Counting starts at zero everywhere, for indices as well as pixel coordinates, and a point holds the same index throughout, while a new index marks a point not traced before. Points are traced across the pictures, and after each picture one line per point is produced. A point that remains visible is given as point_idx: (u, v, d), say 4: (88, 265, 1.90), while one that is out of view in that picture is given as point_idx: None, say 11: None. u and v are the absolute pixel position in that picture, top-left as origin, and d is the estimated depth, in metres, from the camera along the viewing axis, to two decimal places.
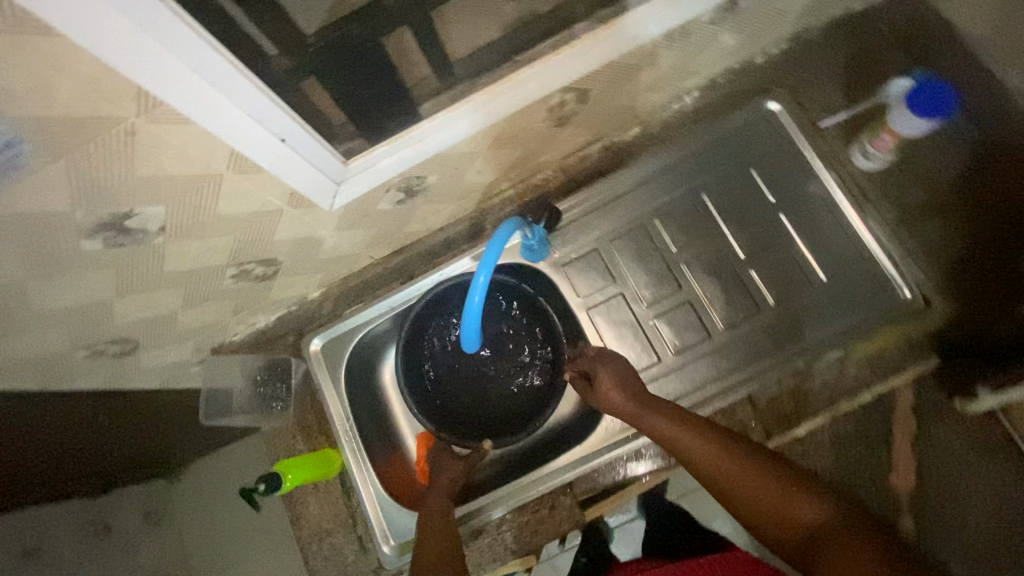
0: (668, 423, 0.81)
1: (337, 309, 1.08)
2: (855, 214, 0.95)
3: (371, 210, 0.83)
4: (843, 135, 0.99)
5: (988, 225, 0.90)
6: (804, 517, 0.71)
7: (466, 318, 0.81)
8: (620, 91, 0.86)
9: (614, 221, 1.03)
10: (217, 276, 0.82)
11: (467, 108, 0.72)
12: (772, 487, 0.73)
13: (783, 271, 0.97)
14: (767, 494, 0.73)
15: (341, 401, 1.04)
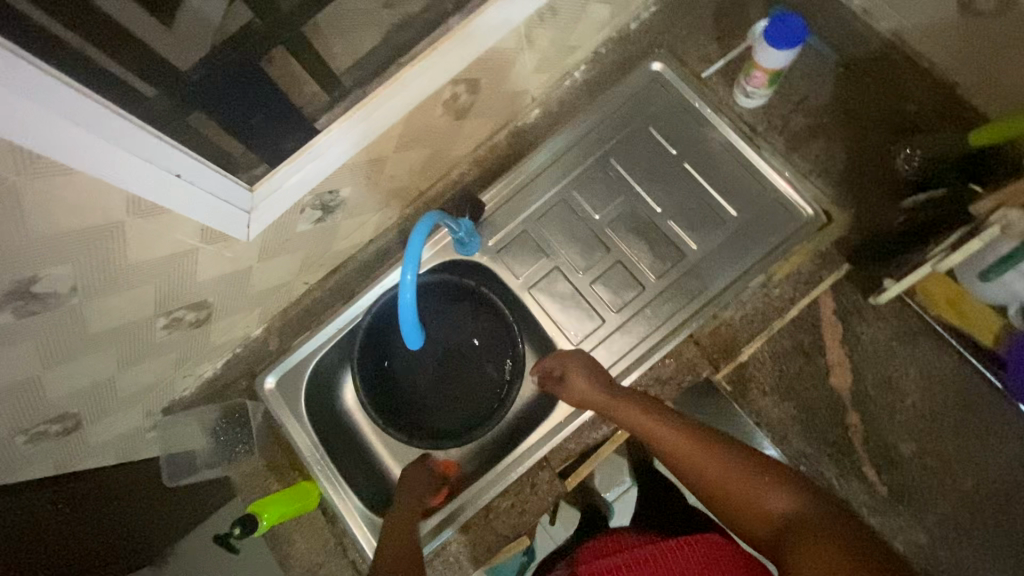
0: (643, 415, 0.84)
1: (284, 342, 1.07)
2: (749, 150, 1.03)
3: (292, 233, 0.85)
4: (724, 81, 1.07)
5: (861, 136, 1.00)
6: (776, 508, 0.70)
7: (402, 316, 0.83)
8: (509, 75, 0.90)
9: (535, 200, 1.07)
10: (148, 330, 0.81)
11: (360, 114, 0.75)
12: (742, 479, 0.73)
13: (698, 214, 1.03)
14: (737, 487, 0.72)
15: (307, 431, 1.04)
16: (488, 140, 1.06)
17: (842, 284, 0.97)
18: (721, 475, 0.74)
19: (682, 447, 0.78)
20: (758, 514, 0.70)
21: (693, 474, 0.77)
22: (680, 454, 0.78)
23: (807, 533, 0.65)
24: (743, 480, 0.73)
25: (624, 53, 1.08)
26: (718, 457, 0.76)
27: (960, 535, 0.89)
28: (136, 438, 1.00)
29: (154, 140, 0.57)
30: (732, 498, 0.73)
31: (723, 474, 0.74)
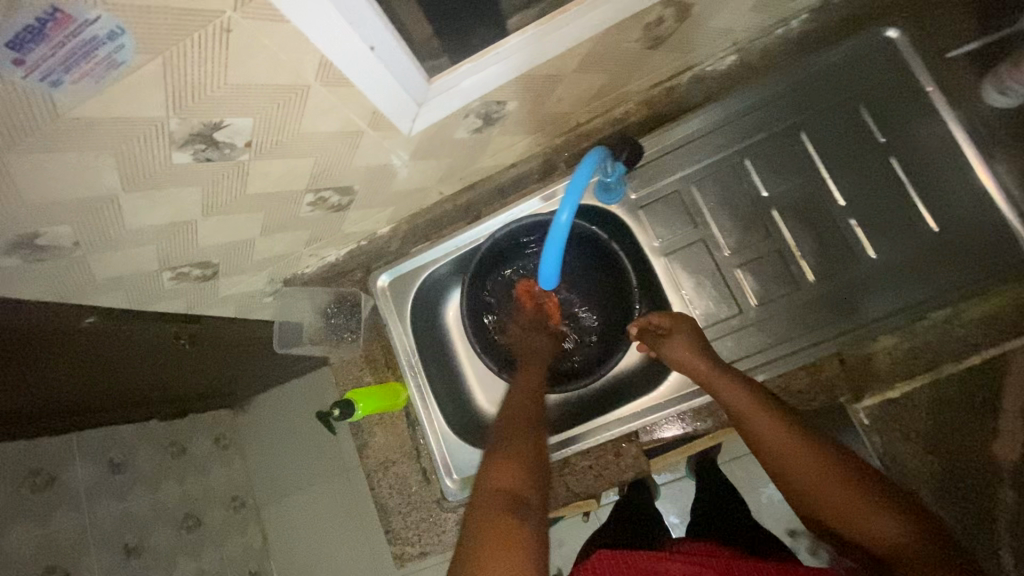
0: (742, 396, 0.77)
1: (405, 246, 1.07)
2: (980, 159, 0.85)
3: (447, 139, 0.80)
4: (975, 67, 0.87)
5: None
6: (880, 530, 0.65)
7: (550, 242, 0.77)
8: (723, 9, 0.77)
9: (699, 161, 0.96)
10: (295, 203, 0.82)
11: (561, 20, 0.67)
12: (844, 487, 0.68)
13: (888, 220, 0.88)
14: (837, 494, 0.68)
15: (408, 337, 1.06)
16: (667, 82, 0.94)
17: None
18: (831, 489, 0.68)
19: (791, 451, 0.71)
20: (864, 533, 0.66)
21: (796, 479, 0.71)
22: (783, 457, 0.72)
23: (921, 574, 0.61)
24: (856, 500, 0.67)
25: (856, 10, 0.90)
26: (830, 467, 0.69)
27: None
28: (256, 300, 1.06)
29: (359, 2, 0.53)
30: (838, 514, 0.68)
31: (833, 488, 0.68)
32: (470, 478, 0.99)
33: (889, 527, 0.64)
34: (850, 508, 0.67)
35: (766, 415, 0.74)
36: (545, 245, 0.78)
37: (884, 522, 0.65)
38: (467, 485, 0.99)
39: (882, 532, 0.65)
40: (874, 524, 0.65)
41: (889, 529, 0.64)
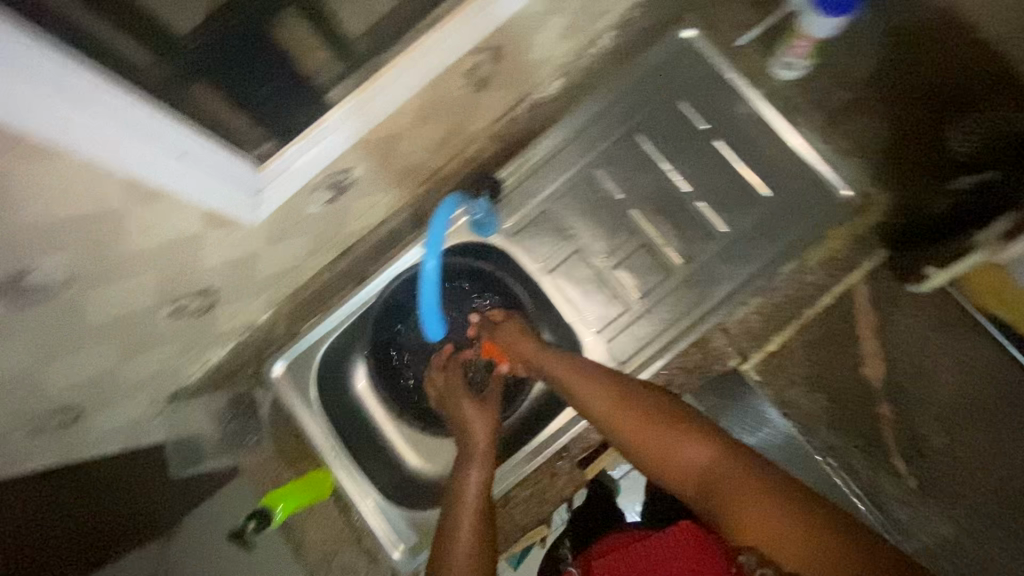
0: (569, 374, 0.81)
1: (293, 327, 1.03)
2: (787, 126, 0.97)
3: (301, 216, 0.79)
4: (761, 49, 0.99)
5: (909, 113, 0.92)
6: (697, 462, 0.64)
7: (423, 291, 0.77)
8: (533, 43, 0.83)
9: (555, 179, 1.02)
10: (152, 318, 0.76)
11: (378, 85, 0.69)
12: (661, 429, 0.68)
13: (729, 194, 0.98)
14: (656, 440, 0.67)
15: (319, 418, 1.02)
16: (508, 112, 0.98)
17: (878, 270, 0.92)
18: (639, 431, 0.69)
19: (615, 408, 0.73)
20: (680, 467, 0.65)
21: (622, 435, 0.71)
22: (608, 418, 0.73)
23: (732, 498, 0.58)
24: (667, 433, 0.67)
25: (653, 19, 1.00)
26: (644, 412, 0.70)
27: (986, 528, 0.86)
28: (141, 425, 0.97)
29: (149, 117, 0.51)
30: (658, 456, 0.67)
31: (646, 432, 0.68)
32: (418, 543, 0.98)
33: (699, 450, 0.64)
34: (660, 445, 0.67)
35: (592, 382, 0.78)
36: (420, 295, 0.78)
37: (694, 448, 0.64)
38: (418, 550, 0.97)
39: (689, 458, 0.64)
40: (683, 451, 0.65)
41: (696, 455, 0.64)
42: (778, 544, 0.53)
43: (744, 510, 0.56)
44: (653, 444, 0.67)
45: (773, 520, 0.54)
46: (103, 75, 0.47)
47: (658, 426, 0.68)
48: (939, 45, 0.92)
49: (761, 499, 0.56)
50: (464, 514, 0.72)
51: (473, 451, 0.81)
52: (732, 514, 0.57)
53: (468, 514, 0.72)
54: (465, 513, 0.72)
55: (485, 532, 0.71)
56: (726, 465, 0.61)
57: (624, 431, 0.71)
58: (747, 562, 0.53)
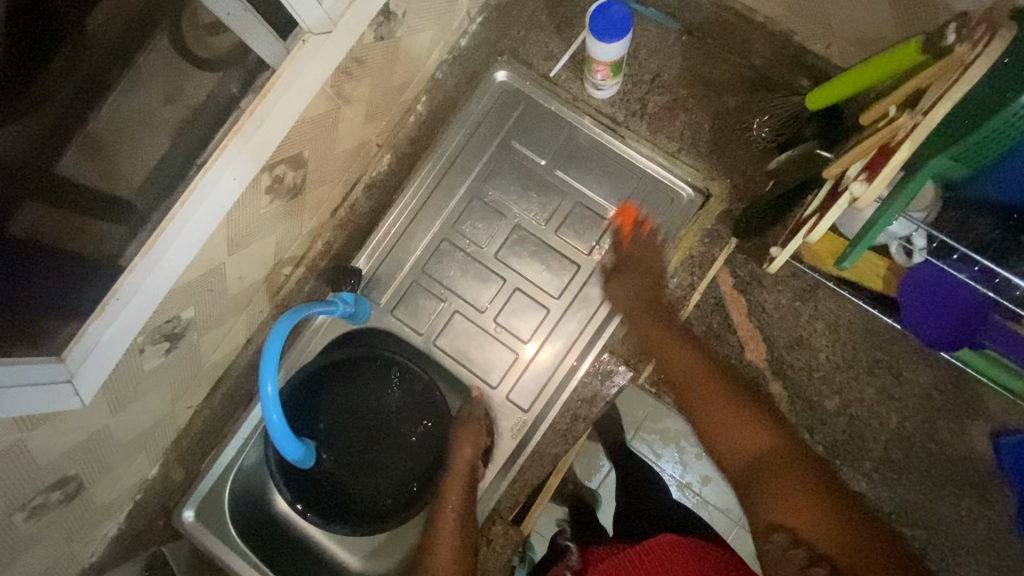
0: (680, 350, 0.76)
1: (191, 469, 0.99)
2: (617, 142, 0.99)
3: (142, 375, 0.76)
4: (574, 73, 1.01)
5: (719, 104, 0.96)
6: (761, 445, 0.64)
7: (275, 438, 0.75)
8: (336, 137, 0.83)
9: (416, 248, 1.02)
10: (8, 528, 0.71)
11: (165, 237, 0.65)
12: (738, 416, 0.67)
13: (581, 219, 1.00)
14: (719, 412, 0.68)
15: (244, 552, 0.98)
16: (345, 199, 0.97)
17: (736, 256, 0.95)
18: (713, 403, 0.69)
19: (712, 394, 0.70)
20: (747, 443, 0.65)
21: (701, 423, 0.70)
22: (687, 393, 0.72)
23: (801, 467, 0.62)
24: (740, 411, 0.67)
25: (463, 71, 1.02)
26: (732, 402, 0.69)
27: (898, 472, 0.90)
28: None
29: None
30: (723, 438, 0.67)
31: (717, 418, 0.68)
32: None
33: (766, 435, 0.65)
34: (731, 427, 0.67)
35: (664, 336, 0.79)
36: (272, 439, 0.75)
37: (762, 432, 0.65)
38: None
39: (765, 438, 0.65)
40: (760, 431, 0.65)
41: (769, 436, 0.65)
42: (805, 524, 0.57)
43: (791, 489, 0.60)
44: (725, 413, 0.68)
45: (807, 499, 0.59)
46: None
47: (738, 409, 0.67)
48: (724, 32, 0.95)
49: (806, 490, 0.59)
50: (445, 527, 0.86)
51: (446, 520, 0.87)
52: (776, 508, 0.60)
53: (448, 524, 0.86)
54: (446, 527, 0.86)
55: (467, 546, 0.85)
56: (795, 452, 0.64)
57: (703, 407, 0.70)
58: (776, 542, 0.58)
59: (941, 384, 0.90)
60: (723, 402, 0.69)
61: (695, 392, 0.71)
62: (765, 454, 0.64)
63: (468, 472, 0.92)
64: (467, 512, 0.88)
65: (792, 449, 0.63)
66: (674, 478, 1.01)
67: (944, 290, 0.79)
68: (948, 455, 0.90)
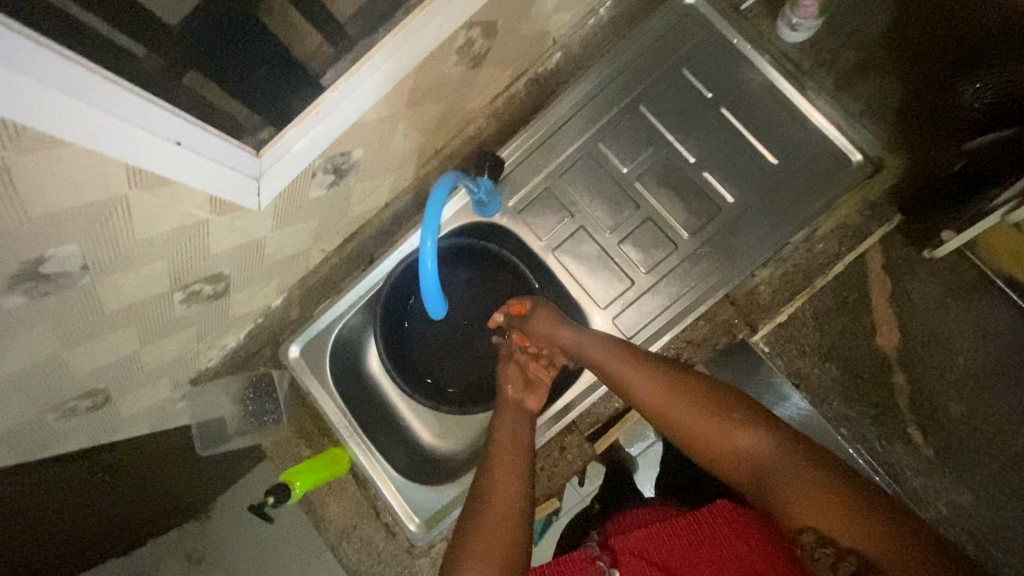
0: (647, 375, 0.74)
1: (305, 311, 1.05)
2: (794, 91, 0.95)
3: (304, 200, 0.80)
4: (768, 12, 0.96)
5: (922, 73, 0.89)
6: (747, 449, 0.65)
7: (424, 286, 0.79)
8: (526, 17, 0.83)
9: (558, 156, 1.02)
10: (168, 304, 0.79)
11: (370, 66, 0.68)
12: (710, 413, 0.68)
13: (734, 163, 0.96)
14: (699, 419, 0.68)
15: (333, 398, 1.04)
16: (506, 90, 0.99)
17: (893, 236, 0.90)
18: (692, 419, 0.69)
19: (682, 417, 0.70)
20: (741, 467, 0.66)
21: (688, 438, 0.69)
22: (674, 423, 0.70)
23: (803, 464, 0.61)
24: (721, 429, 0.67)
25: None
26: (645, 371, 0.74)
27: (1009, 497, 0.84)
28: (169, 408, 1.00)
29: (22, 46, 0.42)
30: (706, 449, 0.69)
31: (690, 418, 0.69)
32: (434, 517, 0.99)
33: (758, 440, 0.65)
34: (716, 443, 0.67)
35: (624, 358, 0.77)
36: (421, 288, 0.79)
37: (744, 438, 0.66)
38: (433, 523, 0.98)
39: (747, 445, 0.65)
40: (741, 443, 0.65)
41: (755, 444, 0.65)
42: (853, 527, 0.55)
43: (799, 493, 0.59)
44: (708, 439, 0.68)
45: (822, 492, 0.58)
46: (68, 51, 0.46)
47: (717, 417, 0.68)
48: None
49: (795, 479, 0.60)
50: (504, 448, 0.76)
51: (501, 438, 0.78)
52: (794, 499, 0.59)
53: (501, 445, 0.77)
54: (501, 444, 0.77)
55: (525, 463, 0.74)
56: (787, 454, 0.63)
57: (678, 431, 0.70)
58: (808, 540, 0.56)
59: None
60: (692, 405, 0.70)
61: (664, 414, 0.71)
62: (761, 466, 0.64)
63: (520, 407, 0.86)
64: (521, 440, 0.78)
65: (783, 452, 0.63)
66: None
67: None
68: None
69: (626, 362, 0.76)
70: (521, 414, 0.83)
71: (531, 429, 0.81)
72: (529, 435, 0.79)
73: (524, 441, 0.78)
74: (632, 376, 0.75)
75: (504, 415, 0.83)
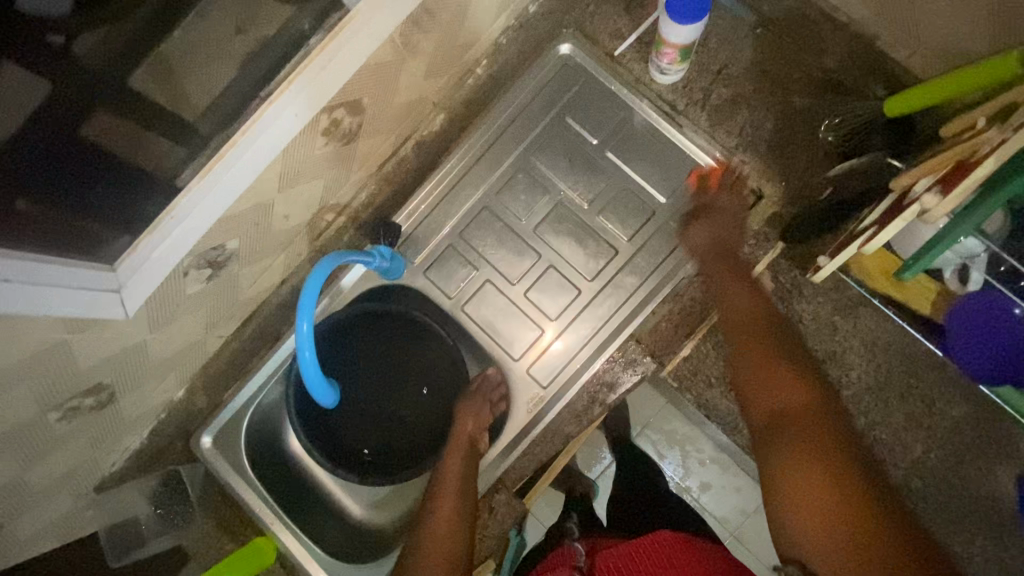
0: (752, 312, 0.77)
1: (213, 398, 1.01)
2: (673, 129, 0.97)
3: (182, 298, 0.77)
4: (640, 56, 0.99)
5: (785, 103, 0.93)
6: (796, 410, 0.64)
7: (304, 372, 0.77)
8: (395, 91, 0.83)
9: (456, 212, 1.02)
10: (44, 424, 0.74)
11: (222, 166, 0.65)
12: (773, 356, 0.70)
13: (625, 204, 0.99)
14: (761, 356, 0.70)
15: (252, 486, 1.00)
16: (395, 154, 0.98)
17: (779, 261, 0.93)
18: (754, 355, 0.71)
19: (759, 359, 0.70)
20: (774, 407, 0.66)
21: (737, 385, 0.71)
22: (739, 363, 0.72)
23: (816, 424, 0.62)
24: (783, 377, 0.67)
25: (527, 40, 1.00)
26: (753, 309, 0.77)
27: (913, 501, 0.88)
28: (74, 519, 0.94)
29: None
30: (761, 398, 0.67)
31: (759, 367, 0.69)
32: None
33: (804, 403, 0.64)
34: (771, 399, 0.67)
35: (743, 291, 0.80)
36: (302, 373, 0.78)
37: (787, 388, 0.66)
38: None
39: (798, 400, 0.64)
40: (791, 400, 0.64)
41: (799, 402, 0.64)
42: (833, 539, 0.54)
43: (796, 470, 0.59)
44: (757, 376, 0.69)
45: (839, 502, 0.55)
46: None
47: (781, 381, 0.67)
48: (794, 33, 0.94)
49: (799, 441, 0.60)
50: (446, 498, 0.83)
51: (445, 487, 0.85)
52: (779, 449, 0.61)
53: (448, 496, 0.83)
54: (445, 497, 0.83)
55: (465, 513, 0.82)
56: (820, 417, 0.62)
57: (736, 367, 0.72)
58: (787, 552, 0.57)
59: (974, 418, 0.88)
60: (781, 360, 0.69)
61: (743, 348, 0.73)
62: (795, 413, 0.64)
63: (468, 446, 0.91)
64: (465, 489, 0.85)
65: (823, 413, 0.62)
66: (673, 479, 1.04)
67: (995, 327, 0.77)
68: (968, 490, 0.88)
69: (737, 298, 0.79)
70: (468, 459, 0.89)
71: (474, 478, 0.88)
72: (472, 481, 0.87)
73: (467, 492, 0.85)
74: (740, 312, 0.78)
75: (453, 455, 0.89)
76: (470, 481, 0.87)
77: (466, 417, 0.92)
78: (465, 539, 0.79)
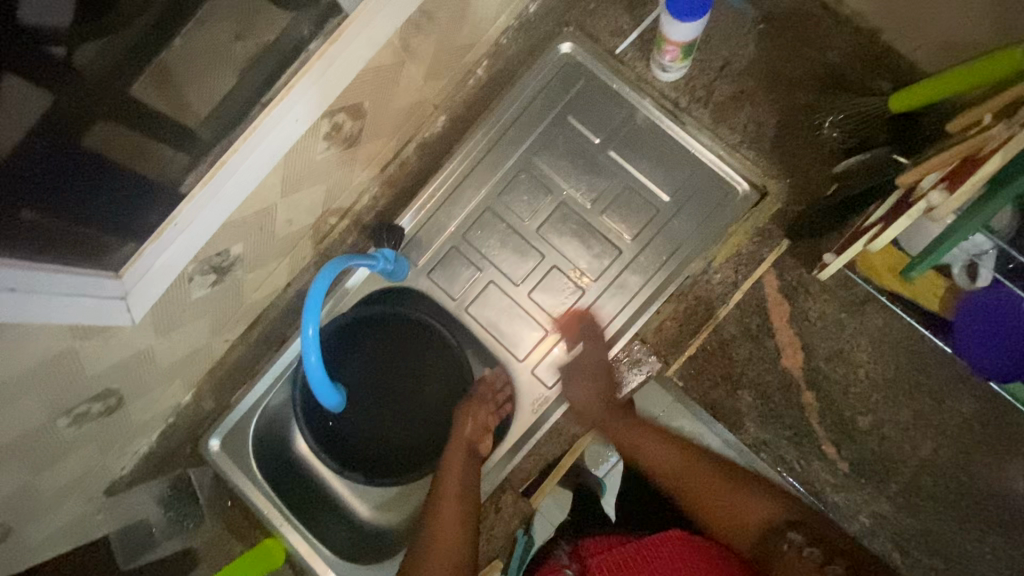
0: (666, 443, 0.85)
1: (221, 402, 1.02)
2: (676, 128, 0.96)
3: (187, 303, 0.78)
4: (641, 54, 0.98)
5: (789, 100, 0.93)
6: (756, 512, 0.75)
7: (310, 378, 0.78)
8: (396, 94, 0.83)
9: (459, 214, 1.02)
10: (54, 431, 0.75)
11: (223, 173, 0.66)
12: (719, 481, 0.79)
13: (628, 203, 0.98)
14: (706, 483, 0.79)
15: (261, 489, 1.01)
16: (397, 156, 0.99)
17: (784, 259, 0.92)
18: (704, 482, 0.79)
19: (704, 479, 0.80)
20: (754, 526, 0.73)
21: (698, 506, 0.78)
22: (693, 490, 0.79)
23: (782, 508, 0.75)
24: (733, 487, 0.78)
25: (528, 40, 1.00)
26: (663, 448, 0.85)
27: (922, 499, 0.88)
28: (85, 523, 0.95)
29: None
30: (729, 519, 0.75)
31: (712, 489, 0.78)
32: None
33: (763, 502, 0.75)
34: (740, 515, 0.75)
35: (649, 436, 0.86)
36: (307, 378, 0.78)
37: (758, 501, 0.75)
38: None
39: (762, 507, 0.75)
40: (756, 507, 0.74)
41: (763, 503, 0.75)
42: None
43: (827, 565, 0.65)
44: (719, 498, 0.77)
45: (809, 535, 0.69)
46: None
47: (735, 492, 0.77)
48: (798, 28, 0.93)
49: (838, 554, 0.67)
50: (447, 501, 0.83)
51: (446, 489, 0.85)
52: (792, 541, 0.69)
53: (450, 499, 0.83)
54: (447, 501, 0.83)
55: (469, 518, 0.82)
56: (780, 506, 0.75)
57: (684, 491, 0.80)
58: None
59: (983, 415, 0.87)
60: (718, 481, 0.79)
61: (695, 487, 0.80)
62: (768, 516, 0.74)
63: (471, 448, 0.91)
64: (466, 492, 0.85)
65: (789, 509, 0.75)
66: None
67: (1001, 322, 0.76)
68: (977, 487, 0.87)
69: (658, 442, 0.85)
70: (473, 462, 0.89)
71: (476, 482, 0.87)
72: (475, 483, 0.87)
73: (470, 496, 0.85)
74: (658, 449, 0.84)
75: (454, 456, 0.89)
76: (472, 481, 0.87)
77: (466, 419, 0.92)
78: (469, 542, 0.79)
